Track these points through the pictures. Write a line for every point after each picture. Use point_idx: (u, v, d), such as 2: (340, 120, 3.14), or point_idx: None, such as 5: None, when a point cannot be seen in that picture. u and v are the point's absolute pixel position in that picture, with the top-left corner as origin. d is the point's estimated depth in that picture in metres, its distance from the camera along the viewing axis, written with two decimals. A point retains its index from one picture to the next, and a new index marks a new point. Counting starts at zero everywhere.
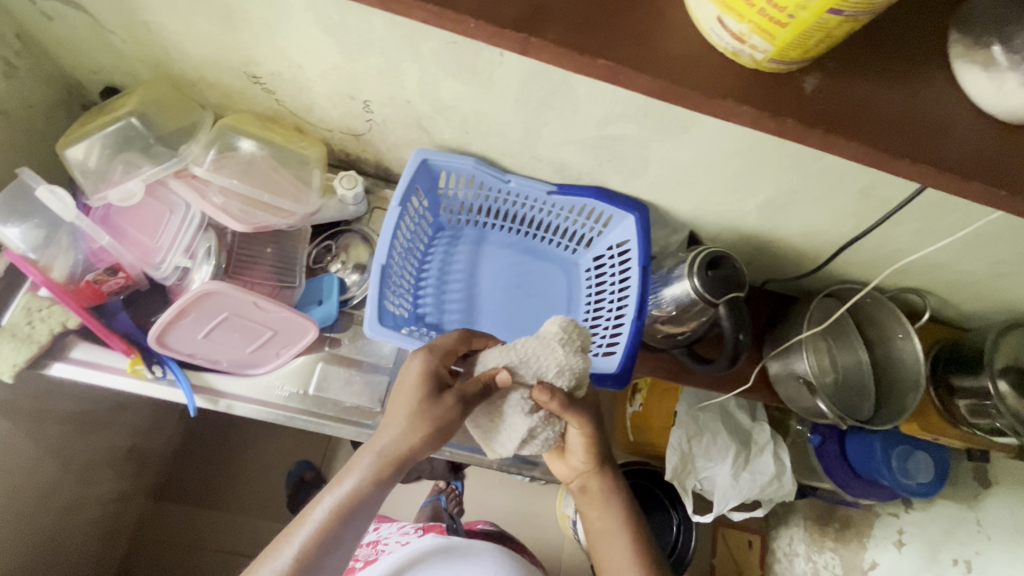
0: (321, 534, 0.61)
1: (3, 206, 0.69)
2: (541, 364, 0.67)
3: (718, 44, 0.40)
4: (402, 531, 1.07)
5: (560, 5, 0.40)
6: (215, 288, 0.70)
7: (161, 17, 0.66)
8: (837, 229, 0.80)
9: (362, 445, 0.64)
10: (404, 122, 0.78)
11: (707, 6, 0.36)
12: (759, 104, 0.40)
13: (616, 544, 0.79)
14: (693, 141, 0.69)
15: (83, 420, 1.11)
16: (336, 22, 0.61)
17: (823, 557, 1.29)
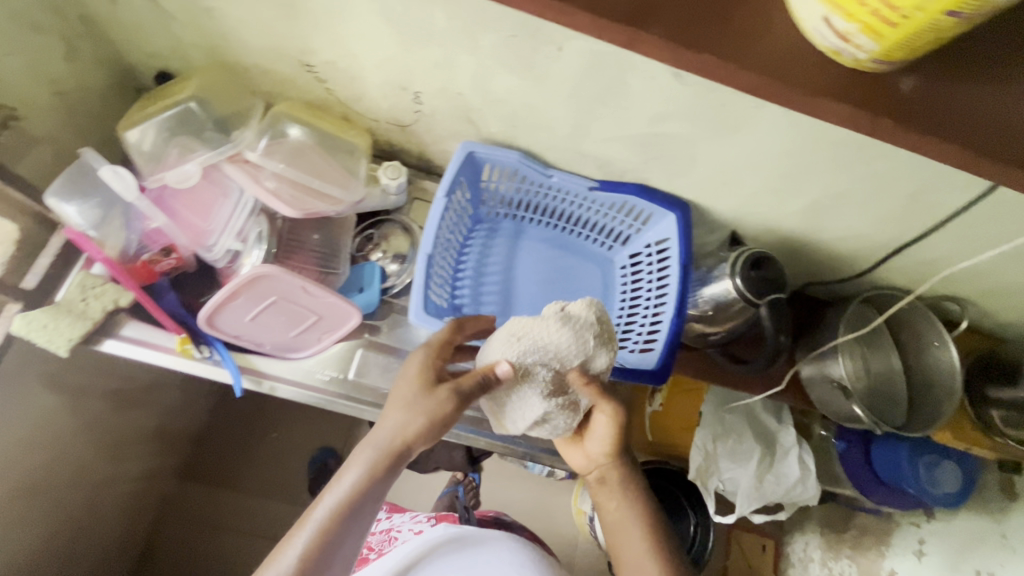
0: (324, 532, 0.61)
1: (67, 183, 0.71)
2: (559, 353, 0.69)
3: (819, 43, 0.41)
4: (414, 519, 1.03)
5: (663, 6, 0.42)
6: (266, 271, 0.72)
7: (224, 3, 0.68)
8: (881, 234, 0.80)
9: (360, 439, 0.64)
10: (452, 115, 0.79)
11: (814, 6, 0.37)
12: (857, 104, 0.42)
13: (634, 539, 0.78)
14: (744, 141, 0.69)
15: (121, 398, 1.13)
16: (399, 12, 0.62)
17: (839, 563, 1.28)
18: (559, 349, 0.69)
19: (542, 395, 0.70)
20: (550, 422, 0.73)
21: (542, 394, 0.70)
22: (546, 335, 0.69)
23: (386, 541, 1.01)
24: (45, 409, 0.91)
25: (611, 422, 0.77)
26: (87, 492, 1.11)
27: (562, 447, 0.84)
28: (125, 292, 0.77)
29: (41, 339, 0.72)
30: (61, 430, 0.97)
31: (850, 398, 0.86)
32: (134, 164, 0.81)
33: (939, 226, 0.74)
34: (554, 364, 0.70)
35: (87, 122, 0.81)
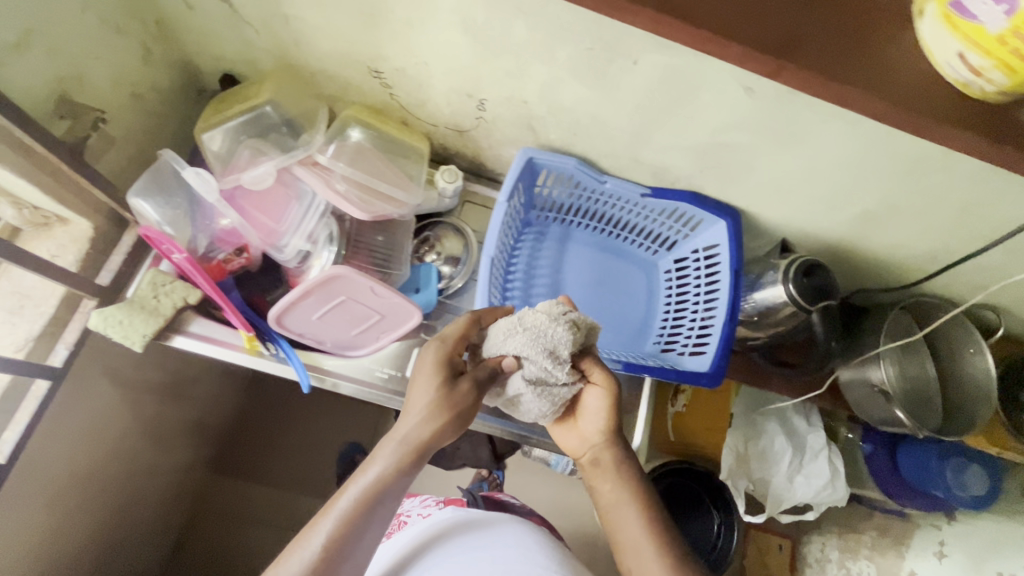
0: (346, 523, 0.60)
1: (147, 181, 0.74)
2: (551, 351, 0.67)
3: (949, 77, 0.50)
4: (423, 504, 0.96)
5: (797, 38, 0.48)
6: (341, 272, 0.75)
7: (304, 12, 0.70)
8: (926, 244, 0.82)
9: (384, 432, 0.64)
10: (514, 122, 0.81)
11: (951, 43, 0.47)
12: (984, 131, 0.49)
13: (630, 520, 0.72)
14: (804, 152, 0.71)
15: (168, 392, 1.15)
16: (480, 24, 0.64)
17: (857, 564, 1.27)
18: (553, 353, 0.67)
19: (526, 383, 0.68)
20: (525, 406, 0.71)
21: (524, 383, 0.68)
22: (544, 338, 0.66)
23: (397, 526, 0.93)
24: (105, 401, 0.93)
25: (607, 398, 0.73)
26: (139, 484, 1.13)
27: (552, 429, 0.79)
28: (193, 289, 0.79)
29: (117, 334, 0.75)
30: (118, 422, 0.98)
31: (891, 402, 0.89)
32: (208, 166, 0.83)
33: (986, 237, 0.76)
34: (546, 367, 0.67)
35: (157, 123, 0.83)
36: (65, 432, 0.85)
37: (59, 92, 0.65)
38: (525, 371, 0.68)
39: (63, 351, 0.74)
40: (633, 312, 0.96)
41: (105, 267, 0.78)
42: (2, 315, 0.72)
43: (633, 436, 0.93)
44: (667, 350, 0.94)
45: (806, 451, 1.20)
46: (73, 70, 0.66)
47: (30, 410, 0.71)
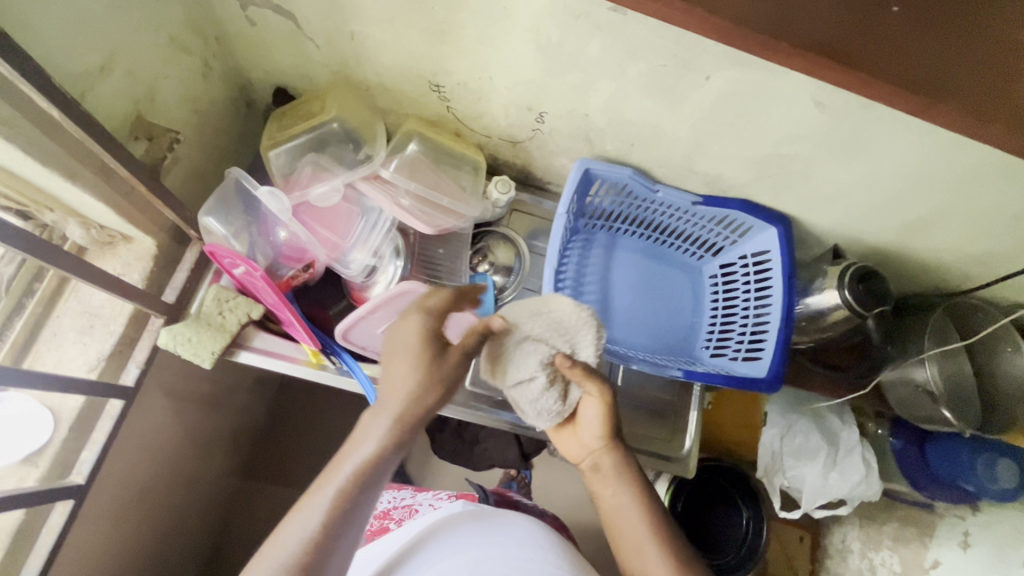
0: (340, 501, 0.55)
1: (216, 196, 0.75)
2: (577, 337, 0.69)
3: None
4: (435, 496, 0.93)
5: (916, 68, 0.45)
6: (413, 288, 0.77)
7: (371, 28, 0.70)
8: (976, 249, 0.83)
9: (372, 408, 0.58)
10: (571, 133, 0.82)
11: None
12: None
13: (631, 518, 0.72)
14: (865, 162, 0.72)
15: (214, 402, 1.15)
16: (554, 42, 0.65)
17: (880, 554, 1.28)
18: (577, 333, 0.69)
19: (544, 359, 0.67)
20: (533, 394, 0.68)
21: (544, 357, 0.67)
22: (569, 317, 0.69)
23: (407, 514, 0.89)
24: (159, 415, 0.93)
25: (601, 408, 0.70)
26: (188, 494, 1.14)
27: (553, 433, 0.78)
28: (256, 304, 0.79)
29: (187, 351, 0.75)
30: (171, 436, 0.98)
31: (938, 402, 0.91)
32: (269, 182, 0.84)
33: None
34: (568, 347, 0.68)
35: (213, 138, 0.83)
36: (126, 448, 0.85)
37: (135, 114, 0.65)
38: (550, 346, 0.68)
39: (134, 370, 0.75)
40: (682, 317, 0.98)
41: (170, 284, 0.79)
42: (74, 335, 0.72)
43: (684, 437, 0.95)
44: (717, 355, 0.95)
45: (840, 446, 1.16)
46: (147, 92, 0.66)
47: (106, 429, 0.71)
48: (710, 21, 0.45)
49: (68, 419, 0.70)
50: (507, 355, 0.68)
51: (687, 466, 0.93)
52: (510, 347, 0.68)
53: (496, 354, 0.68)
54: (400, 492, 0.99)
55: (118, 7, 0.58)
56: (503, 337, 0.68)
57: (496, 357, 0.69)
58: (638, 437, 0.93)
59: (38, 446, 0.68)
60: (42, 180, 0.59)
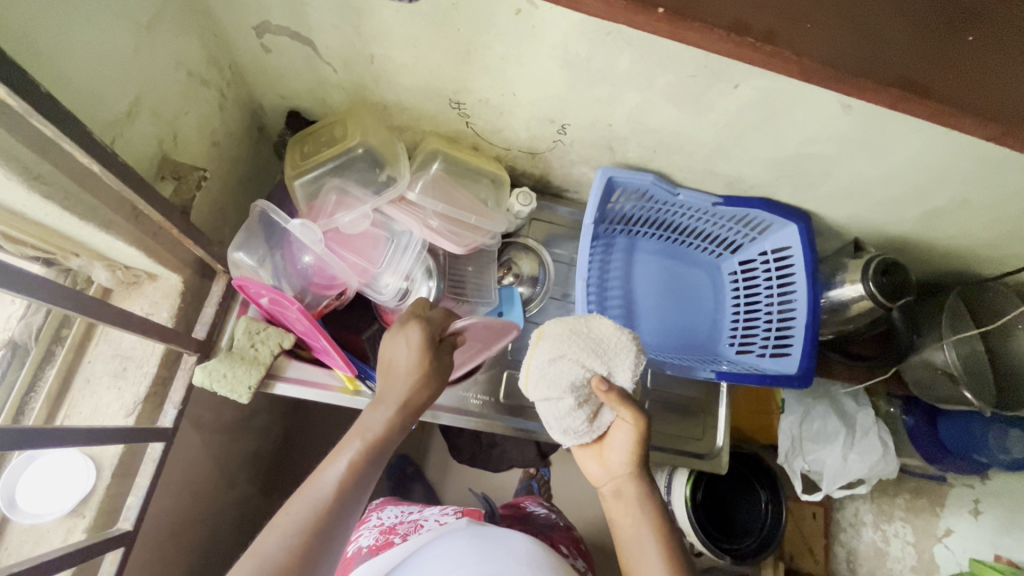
0: (354, 474, 0.55)
1: (244, 229, 0.74)
2: (615, 362, 0.69)
3: None
4: (441, 511, 0.93)
5: (982, 94, 0.46)
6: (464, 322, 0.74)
7: (392, 50, 0.69)
8: (992, 233, 0.84)
9: (377, 394, 0.61)
10: (593, 143, 0.82)
11: None
12: None
13: (647, 551, 0.65)
14: (888, 159, 0.73)
15: (239, 427, 1.13)
16: (581, 58, 0.64)
17: (893, 526, 1.33)
18: (616, 358, 0.69)
19: (580, 378, 0.68)
20: (562, 411, 0.70)
21: (581, 377, 0.68)
22: (609, 340, 0.70)
23: (412, 529, 0.90)
24: (190, 450, 0.92)
25: (632, 432, 0.69)
26: (223, 523, 1.13)
27: (578, 453, 0.76)
28: (287, 333, 0.79)
29: (224, 388, 0.74)
30: (202, 469, 0.97)
31: (958, 383, 0.92)
32: (292, 210, 0.83)
33: None
34: (605, 370, 0.69)
35: (229, 166, 0.82)
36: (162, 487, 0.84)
37: (160, 153, 0.65)
38: (587, 367, 0.69)
39: (172, 411, 0.73)
40: (706, 315, 0.99)
41: (198, 319, 0.78)
42: (108, 380, 0.72)
43: (715, 434, 0.96)
44: (743, 352, 0.97)
45: (858, 428, 1.17)
46: (169, 131, 0.66)
47: (148, 473, 0.70)
48: (778, 57, 0.44)
49: (110, 466, 0.69)
50: (546, 371, 0.70)
51: (719, 462, 0.94)
52: (547, 363, 0.70)
53: (537, 366, 0.71)
54: (406, 509, 1.00)
55: (140, 49, 0.58)
56: (545, 353, 0.71)
57: (536, 372, 0.71)
58: (667, 435, 0.94)
59: (83, 496, 0.67)
60: (74, 229, 0.59)
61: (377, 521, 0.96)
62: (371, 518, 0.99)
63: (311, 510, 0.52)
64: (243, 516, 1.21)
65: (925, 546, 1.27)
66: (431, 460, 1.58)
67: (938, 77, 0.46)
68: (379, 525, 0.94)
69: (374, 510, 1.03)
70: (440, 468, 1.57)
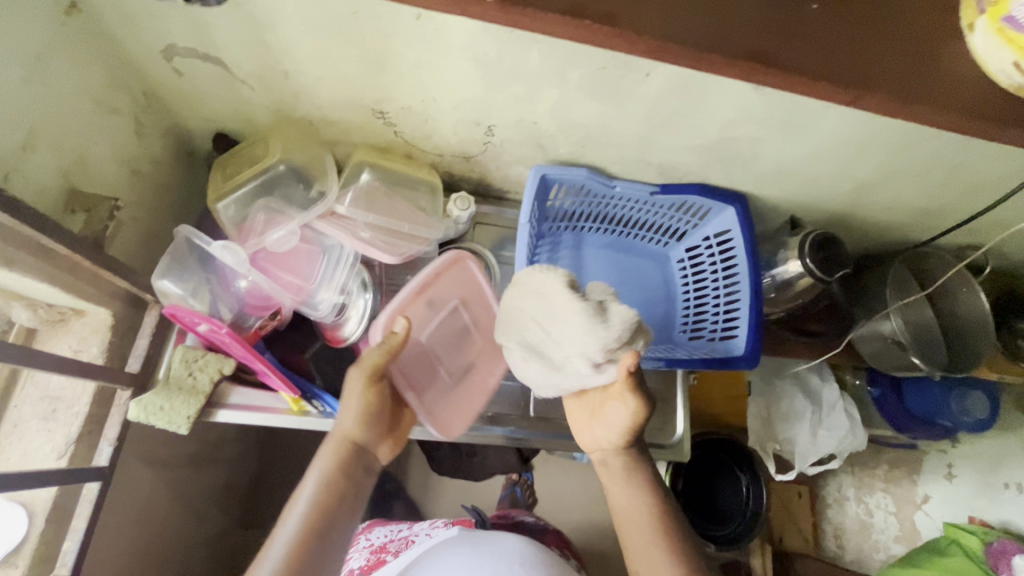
0: (303, 535, 0.55)
1: (169, 258, 0.74)
2: (573, 329, 0.68)
3: (996, 78, 0.50)
4: (432, 525, 0.93)
5: (791, 53, 0.47)
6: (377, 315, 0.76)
7: (304, 64, 0.68)
8: (926, 201, 0.86)
9: (319, 442, 0.63)
10: (523, 142, 0.82)
11: (1002, 56, 0.47)
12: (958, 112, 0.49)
13: (639, 523, 0.65)
14: (807, 137, 0.74)
15: (203, 459, 1.10)
16: (491, 58, 0.64)
17: (874, 497, 1.34)
18: (573, 323, 0.68)
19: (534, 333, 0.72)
20: (514, 358, 0.75)
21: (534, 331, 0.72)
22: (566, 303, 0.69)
23: (404, 545, 0.89)
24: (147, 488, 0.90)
25: (629, 419, 0.66)
26: (192, 561, 1.09)
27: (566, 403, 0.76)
28: (227, 359, 0.77)
29: (161, 421, 0.72)
30: (164, 506, 0.94)
31: (906, 350, 0.93)
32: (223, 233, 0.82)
33: (984, 187, 0.80)
34: (562, 334, 0.69)
35: (155, 195, 0.80)
36: (118, 532, 0.82)
37: (67, 185, 0.64)
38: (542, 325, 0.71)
39: (107, 449, 0.71)
40: (657, 306, 1.00)
41: (132, 352, 0.76)
42: (36, 423, 0.69)
43: (675, 424, 0.96)
44: (696, 338, 0.98)
45: (823, 404, 1.18)
46: (77, 161, 0.64)
47: (86, 515, 0.68)
48: (635, 38, 0.45)
49: (43, 511, 0.67)
50: (508, 317, 0.74)
51: (682, 449, 0.94)
52: (511, 309, 0.74)
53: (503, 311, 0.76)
54: (395, 526, 0.99)
55: (32, 80, 0.57)
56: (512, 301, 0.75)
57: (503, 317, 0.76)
58: None
59: (16, 545, 0.65)
60: None
61: (366, 542, 0.95)
62: (360, 540, 0.97)
63: None
64: (217, 550, 1.18)
65: (905, 515, 1.28)
66: (412, 475, 1.56)
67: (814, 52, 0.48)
68: (369, 545, 0.93)
69: (361, 532, 1.02)
70: (423, 483, 1.55)
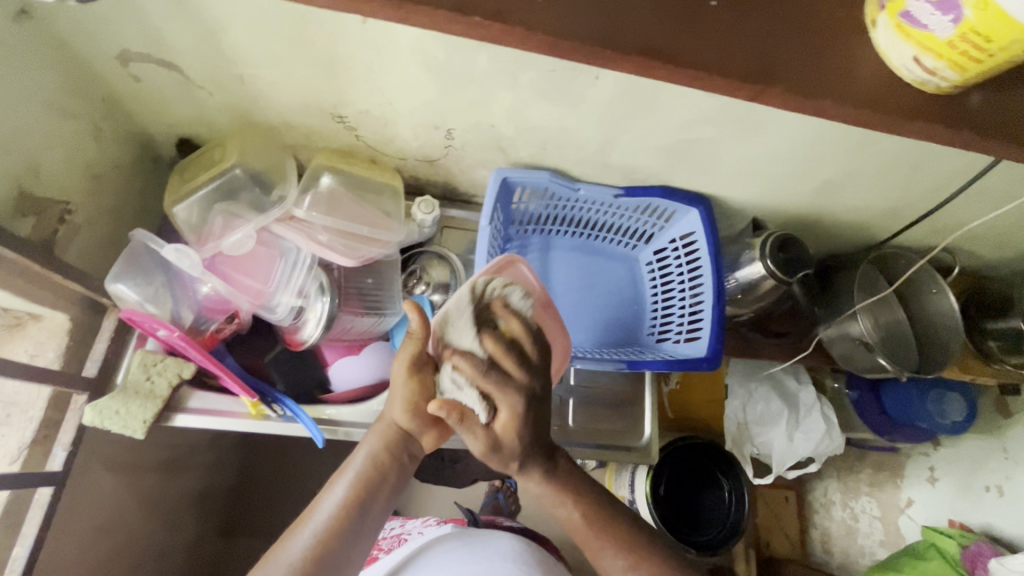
0: (346, 504, 0.63)
1: (126, 264, 0.74)
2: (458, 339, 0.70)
3: (907, 75, 0.49)
4: (424, 522, 0.97)
5: (705, 51, 0.47)
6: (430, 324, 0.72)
7: (257, 68, 0.68)
8: (890, 201, 0.85)
9: (370, 424, 0.70)
10: (484, 145, 0.83)
11: (905, 49, 0.46)
12: (868, 106, 0.48)
13: (599, 540, 0.66)
14: (762, 138, 0.74)
15: (181, 467, 1.09)
16: (441, 60, 0.65)
17: (859, 502, 1.33)
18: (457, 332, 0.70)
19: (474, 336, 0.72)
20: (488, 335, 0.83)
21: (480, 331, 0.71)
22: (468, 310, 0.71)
23: (396, 542, 0.94)
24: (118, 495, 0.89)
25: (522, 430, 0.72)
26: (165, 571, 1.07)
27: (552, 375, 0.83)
28: (186, 363, 0.77)
29: (117, 425, 0.72)
30: (139, 513, 0.94)
31: (873, 351, 0.91)
32: (183, 237, 0.82)
33: (945, 185, 0.80)
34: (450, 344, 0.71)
35: (117, 199, 0.80)
36: (89, 538, 0.81)
37: (17, 190, 0.64)
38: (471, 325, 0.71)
39: (61, 453, 0.72)
40: (625, 308, 1.00)
41: (89, 356, 0.76)
42: None
43: (643, 428, 0.96)
44: (663, 340, 0.98)
45: (800, 407, 1.18)
46: (29, 166, 0.65)
47: (37, 520, 0.69)
48: (549, 37, 0.45)
49: None
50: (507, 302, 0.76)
51: (648, 453, 0.94)
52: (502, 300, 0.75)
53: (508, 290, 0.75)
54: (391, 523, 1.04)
55: None
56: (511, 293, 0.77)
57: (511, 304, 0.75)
58: (598, 432, 0.94)
59: None
60: None
61: None
62: None
63: (305, 546, 0.59)
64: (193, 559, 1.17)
65: (891, 519, 1.27)
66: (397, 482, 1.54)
67: (746, 52, 0.47)
68: None
69: None
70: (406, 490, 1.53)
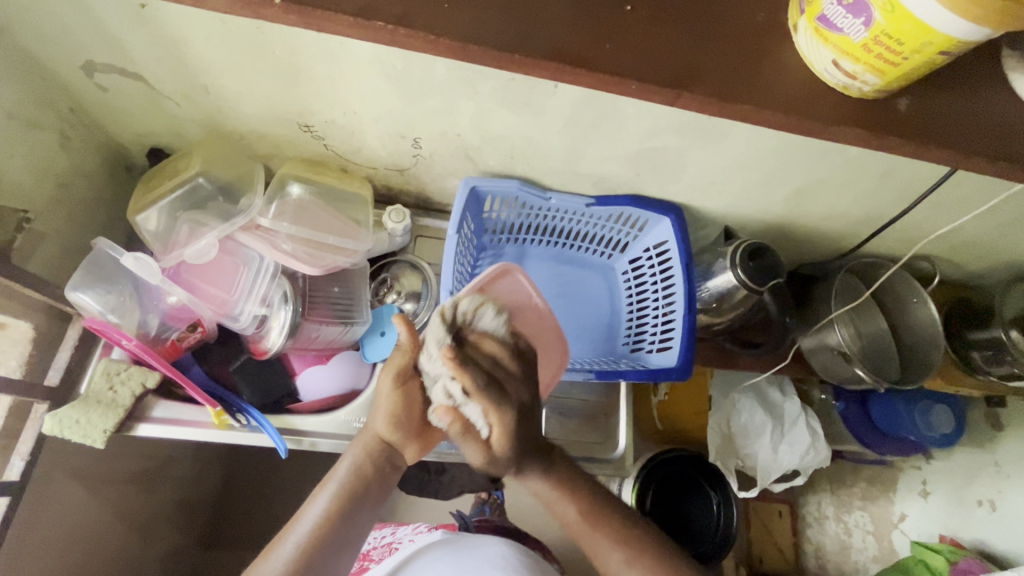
0: (328, 516, 0.61)
1: (89, 274, 0.74)
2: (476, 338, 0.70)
3: (830, 81, 0.49)
4: (414, 530, 0.95)
5: (639, 62, 0.47)
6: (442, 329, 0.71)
7: (220, 79, 0.69)
8: (863, 209, 0.85)
9: (354, 432, 0.69)
10: (452, 154, 0.82)
11: (824, 53, 0.46)
12: (800, 113, 0.48)
13: (596, 536, 0.67)
14: (728, 146, 0.74)
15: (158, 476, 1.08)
16: (400, 70, 0.65)
17: (852, 516, 1.29)
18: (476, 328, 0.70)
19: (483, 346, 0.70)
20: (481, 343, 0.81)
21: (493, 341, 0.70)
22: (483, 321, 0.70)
23: (386, 552, 0.92)
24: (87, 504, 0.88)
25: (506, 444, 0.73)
26: None
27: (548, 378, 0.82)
28: (150, 371, 0.76)
29: (77, 435, 0.71)
30: (110, 524, 0.93)
31: (851, 362, 0.90)
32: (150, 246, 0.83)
33: (916, 193, 0.79)
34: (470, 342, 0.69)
35: (85, 208, 0.81)
36: (54, 549, 0.80)
37: None
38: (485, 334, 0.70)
39: (19, 463, 0.72)
40: (600, 318, 0.99)
41: (53, 364, 0.76)
42: None
43: (618, 440, 0.94)
44: (637, 349, 0.97)
45: (785, 419, 1.16)
46: None
47: None
48: (483, 48, 0.45)
49: None
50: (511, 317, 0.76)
51: (624, 465, 0.93)
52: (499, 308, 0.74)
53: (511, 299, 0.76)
54: (382, 532, 1.02)
55: None
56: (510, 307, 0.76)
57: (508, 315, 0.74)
58: (572, 443, 0.92)
59: None
60: None
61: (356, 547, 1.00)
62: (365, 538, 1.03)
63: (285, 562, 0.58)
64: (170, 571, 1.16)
65: (884, 534, 1.24)
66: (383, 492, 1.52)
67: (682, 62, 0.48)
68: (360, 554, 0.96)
69: None
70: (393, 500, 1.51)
